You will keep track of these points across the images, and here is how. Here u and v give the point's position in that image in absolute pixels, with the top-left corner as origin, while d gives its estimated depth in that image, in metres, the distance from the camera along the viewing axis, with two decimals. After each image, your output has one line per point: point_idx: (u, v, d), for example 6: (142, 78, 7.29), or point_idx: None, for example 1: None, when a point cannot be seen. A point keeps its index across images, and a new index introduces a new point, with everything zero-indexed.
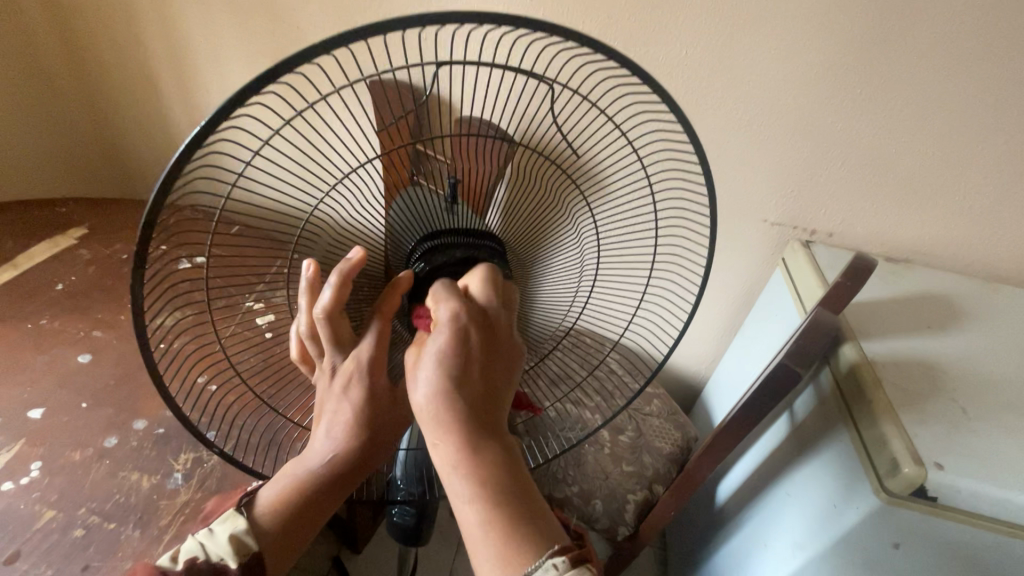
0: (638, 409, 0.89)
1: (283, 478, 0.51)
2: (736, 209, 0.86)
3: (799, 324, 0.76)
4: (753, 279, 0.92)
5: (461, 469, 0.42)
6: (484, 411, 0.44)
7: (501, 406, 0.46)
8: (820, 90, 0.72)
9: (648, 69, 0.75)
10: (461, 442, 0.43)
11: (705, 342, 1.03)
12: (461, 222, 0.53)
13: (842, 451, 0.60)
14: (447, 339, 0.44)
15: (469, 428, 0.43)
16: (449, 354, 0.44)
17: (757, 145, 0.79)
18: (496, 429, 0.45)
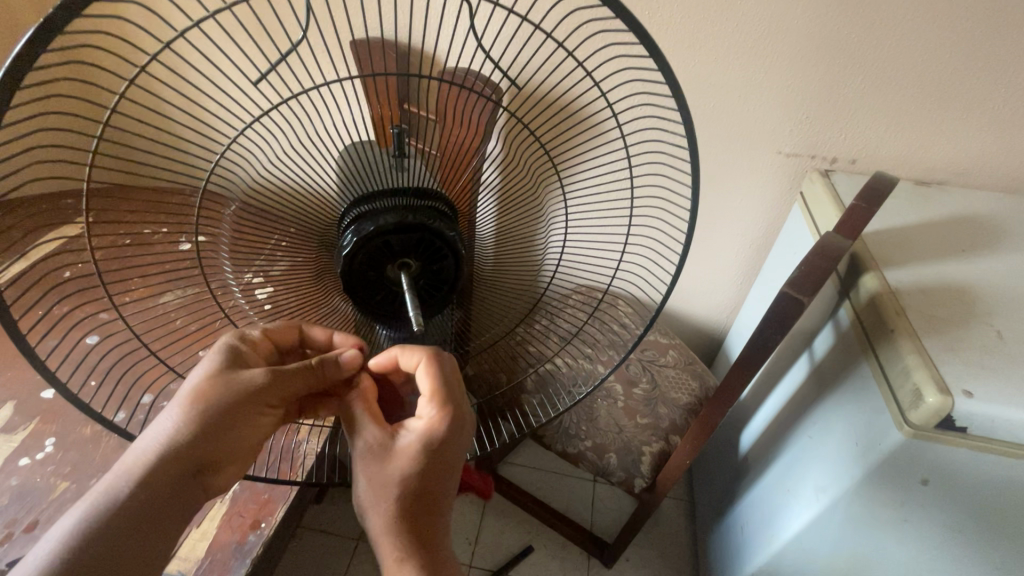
0: (652, 360, 0.87)
1: (166, 467, 0.41)
2: (745, 145, 0.79)
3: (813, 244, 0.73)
4: (771, 218, 0.87)
5: (387, 543, 0.42)
6: (423, 485, 0.43)
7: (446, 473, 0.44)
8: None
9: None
10: (392, 511, 0.42)
11: (724, 289, 0.99)
12: (410, 178, 0.45)
13: (864, 388, 0.56)
14: (414, 438, 0.44)
15: (404, 501, 0.42)
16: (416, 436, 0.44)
17: (765, 70, 0.72)
18: (431, 497, 0.43)
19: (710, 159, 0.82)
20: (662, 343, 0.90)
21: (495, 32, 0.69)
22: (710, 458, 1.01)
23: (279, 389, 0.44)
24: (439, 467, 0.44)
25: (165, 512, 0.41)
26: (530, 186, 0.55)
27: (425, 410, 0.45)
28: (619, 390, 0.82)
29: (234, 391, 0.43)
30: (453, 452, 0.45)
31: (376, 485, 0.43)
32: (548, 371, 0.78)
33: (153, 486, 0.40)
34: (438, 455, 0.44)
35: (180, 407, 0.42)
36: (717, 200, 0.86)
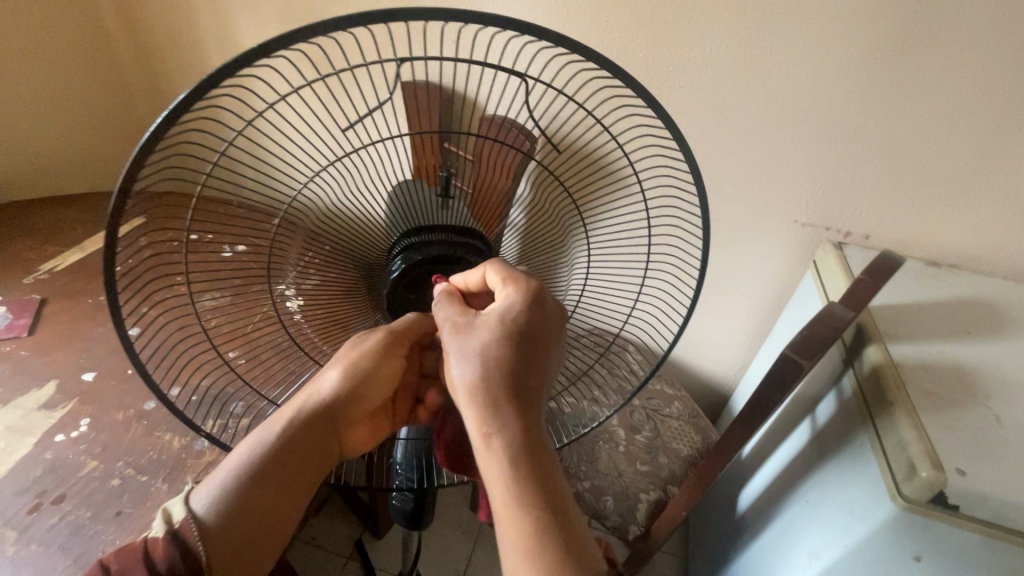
0: (657, 410, 0.88)
1: (313, 414, 0.49)
2: (759, 212, 0.83)
3: (821, 310, 0.76)
4: (783, 282, 0.89)
5: (472, 412, 0.44)
6: (524, 358, 0.45)
7: (542, 348, 0.47)
8: (844, 86, 0.70)
9: (670, 68, 0.75)
10: (481, 379, 0.44)
11: (733, 346, 1.00)
12: (454, 218, 0.52)
13: (860, 457, 0.57)
14: (502, 316, 0.46)
15: (496, 369, 0.44)
16: (505, 312, 0.46)
17: (784, 145, 0.77)
18: (524, 371, 0.45)
19: (728, 220, 0.86)
20: (668, 392, 0.92)
21: (524, 94, 0.77)
22: (707, 515, 1.01)
23: (393, 350, 0.51)
24: (534, 340, 0.46)
25: (310, 454, 0.48)
26: (555, 232, 0.59)
27: (505, 277, 0.47)
28: (622, 435, 0.84)
29: (361, 350, 0.51)
30: (546, 320, 0.47)
31: (464, 357, 0.45)
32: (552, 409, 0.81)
33: (300, 427, 0.48)
34: (534, 313, 0.46)
35: (329, 364, 0.51)
36: (731, 259, 0.89)
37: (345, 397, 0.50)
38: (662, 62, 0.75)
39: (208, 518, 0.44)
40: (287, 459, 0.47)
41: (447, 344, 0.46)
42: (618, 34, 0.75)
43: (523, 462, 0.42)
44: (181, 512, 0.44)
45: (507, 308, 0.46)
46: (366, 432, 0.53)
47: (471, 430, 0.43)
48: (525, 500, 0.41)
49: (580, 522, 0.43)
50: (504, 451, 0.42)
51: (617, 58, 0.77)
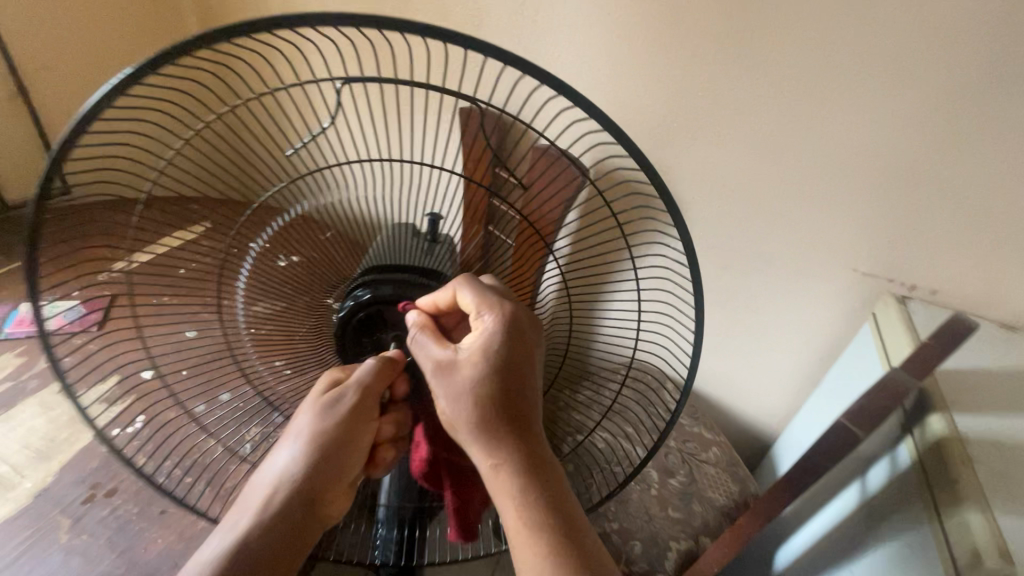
0: (693, 454, 0.85)
1: (278, 490, 0.52)
2: (811, 258, 0.82)
3: (881, 378, 0.69)
4: (837, 332, 0.85)
5: (479, 452, 0.51)
6: (508, 390, 0.52)
7: (525, 375, 0.53)
8: (899, 134, 0.69)
9: (731, 107, 0.77)
10: (476, 417, 0.51)
11: (777, 394, 0.96)
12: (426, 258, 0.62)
13: (922, 537, 0.53)
14: (478, 348, 0.53)
15: (486, 405, 0.51)
16: (484, 343, 0.53)
17: (843, 188, 0.76)
18: (515, 400, 0.52)
19: (780, 260, 0.85)
20: (706, 437, 0.89)
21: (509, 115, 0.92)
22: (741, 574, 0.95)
23: (361, 412, 0.54)
24: (515, 369, 0.53)
25: (275, 542, 0.50)
26: None
27: (480, 308, 0.54)
28: (654, 477, 0.82)
29: (331, 416, 0.53)
30: (525, 343, 0.54)
31: (453, 396, 0.52)
32: (584, 442, 0.82)
33: (264, 509, 0.51)
34: (511, 342, 0.53)
35: (295, 437, 0.54)
36: (781, 302, 0.87)
37: (301, 485, 0.52)
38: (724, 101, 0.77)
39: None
40: (254, 547, 0.49)
41: (434, 381, 0.53)
42: (674, 80, 0.79)
43: (523, 482, 0.50)
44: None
45: (487, 340, 0.53)
46: (339, 504, 0.56)
47: (480, 461, 0.51)
48: (539, 520, 0.49)
49: (590, 535, 0.50)
50: (512, 484, 0.50)
51: (677, 97, 0.80)
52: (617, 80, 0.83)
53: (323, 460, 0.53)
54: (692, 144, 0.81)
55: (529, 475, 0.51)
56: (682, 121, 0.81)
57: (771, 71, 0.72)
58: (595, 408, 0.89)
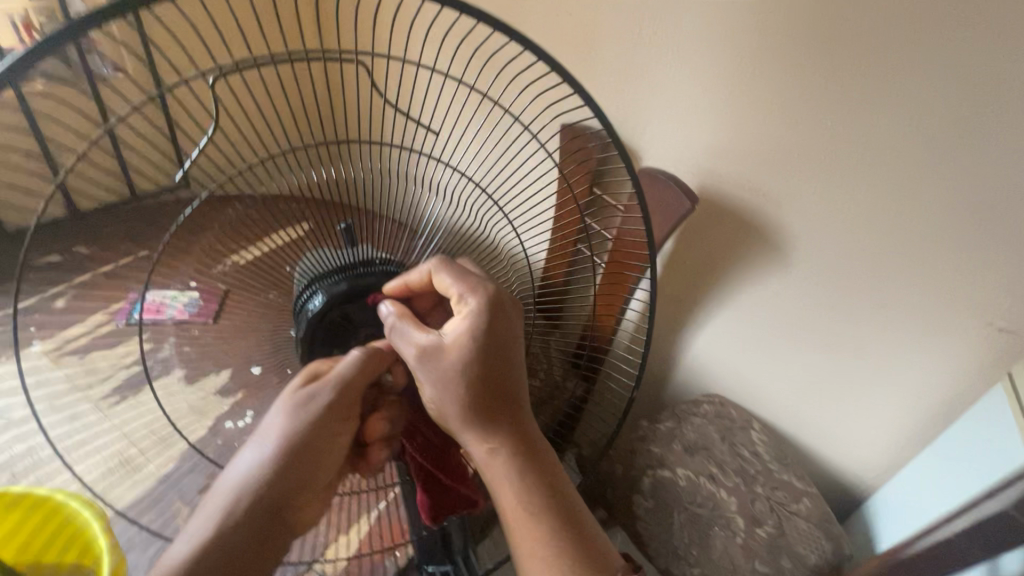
0: (782, 504, 0.80)
1: (256, 504, 0.53)
2: (931, 304, 0.75)
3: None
4: (960, 388, 0.77)
5: (480, 439, 0.58)
6: (489, 373, 0.57)
7: (506, 356, 0.58)
8: None
9: (857, 136, 0.71)
10: (467, 407, 0.57)
11: (879, 446, 0.88)
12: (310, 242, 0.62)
13: None
14: (460, 331, 0.57)
15: (475, 392, 0.57)
16: (473, 329, 0.56)
17: (984, 232, 0.68)
18: (508, 385, 0.58)
19: (897, 305, 0.77)
20: (796, 485, 0.83)
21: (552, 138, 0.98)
22: None
23: (339, 408, 0.57)
24: (495, 349, 0.57)
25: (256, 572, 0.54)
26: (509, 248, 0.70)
27: (461, 296, 0.57)
28: (740, 524, 0.78)
29: (307, 414, 0.55)
30: (502, 323, 0.58)
31: (441, 381, 0.57)
32: (665, 477, 0.83)
33: (235, 522, 0.52)
34: (489, 324, 0.57)
35: (266, 445, 0.55)
36: (893, 350, 0.80)
37: (266, 492, 0.54)
38: (848, 127, 0.71)
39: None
40: (233, 558, 0.51)
41: (421, 368, 0.58)
42: (794, 106, 0.74)
43: (524, 462, 0.58)
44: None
45: (467, 332, 0.57)
46: (314, 511, 0.58)
47: (477, 445, 0.58)
48: (539, 511, 0.57)
49: (579, 501, 0.59)
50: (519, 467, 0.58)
51: (792, 123, 0.75)
52: (723, 103, 0.79)
53: (302, 463, 0.56)
54: (806, 174, 0.76)
55: (532, 458, 0.59)
56: (797, 149, 0.76)
57: (889, 99, 0.67)
58: (675, 443, 0.86)
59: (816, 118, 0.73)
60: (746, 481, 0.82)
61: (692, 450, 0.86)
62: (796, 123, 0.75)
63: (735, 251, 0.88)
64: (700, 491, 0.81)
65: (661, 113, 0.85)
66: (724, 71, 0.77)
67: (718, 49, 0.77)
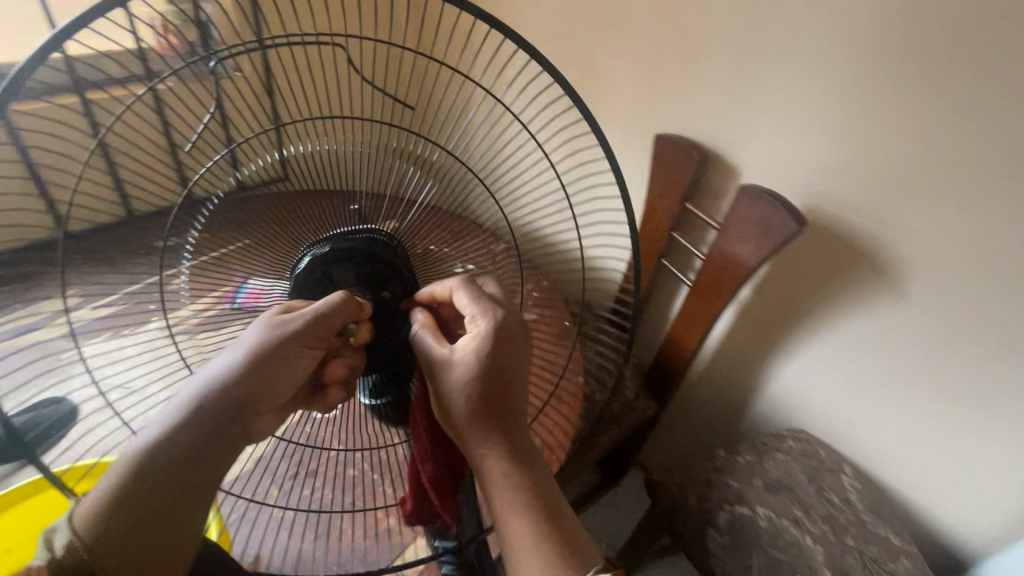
0: (876, 560, 0.73)
1: (211, 411, 0.46)
2: None
3: None
4: None
5: (480, 460, 0.51)
6: (496, 391, 0.52)
7: (513, 378, 0.53)
8: None
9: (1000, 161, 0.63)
10: (471, 426, 0.51)
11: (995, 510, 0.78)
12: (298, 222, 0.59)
13: None
14: (467, 348, 0.53)
15: (478, 410, 0.51)
16: (481, 345, 0.52)
17: None
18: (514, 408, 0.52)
19: None
20: (892, 542, 0.76)
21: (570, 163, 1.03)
22: None
23: (310, 333, 0.50)
24: (503, 368, 0.52)
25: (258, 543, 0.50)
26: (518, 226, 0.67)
27: (475, 312, 0.53)
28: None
29: (280, 332, 0.50)
30: (513, 344, 0.53)
31: (447, 398, 0.52)
32: (744, 514, 0.78)
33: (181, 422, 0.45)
34: (498, 342, 0.53)
35: (238, 354, 0.49)
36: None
37: (229, 394, 0.47)
38: (989, 150, 0.63)
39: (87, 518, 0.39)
40: (170, 475, 0.42)
41: (432, 379, 0.54)
42: (923, 124, 0.67)
43: (527, 490, 0.49)
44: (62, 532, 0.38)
45: (476, 350, 0.52)
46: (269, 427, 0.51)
47: (469, 455, 0.52)
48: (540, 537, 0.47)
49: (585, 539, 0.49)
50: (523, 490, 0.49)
51: (919, 144, 0.68)
52: (838, 118, 0.73)
53: (269, 377, 0.49)
54: (931, 200, 0.68)
55: (538, 482, 0.51)
56: (922, 172, 0.68)
57: None
58: (756, 479, 0.82)
59: (950, 139, 0.65)
60: (836, 530, 0.76)
61: (774, 489, 0.81)
62: (925, 143, 0.67)
63: (837, 279, 0.81)
64: (782, 534, 0.75)
65: (765, 126, 0.80)
66: (836, 90, 0.72)
67: (829, 66, 0.72)
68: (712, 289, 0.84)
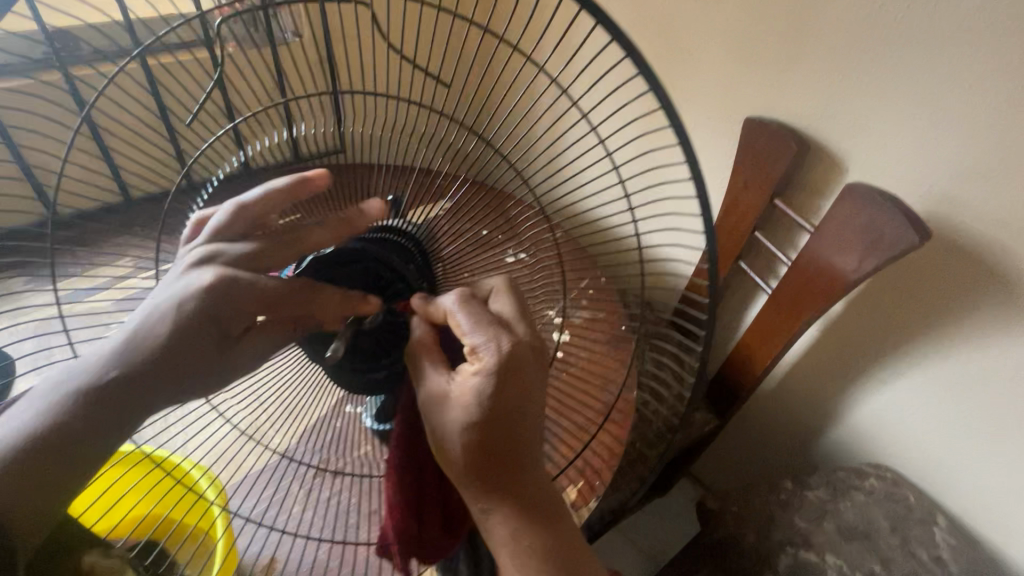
0: None
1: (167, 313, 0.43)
2: None
3: None
4: None
5: (485, 507, 0.46)
6: (504, 442, 0.45)
7: (524, 427, 0.45)
8: None
9: None
10: (472, 472, 0.45)
11: None
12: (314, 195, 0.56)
13: None
14: (467, 386, 0.45)
15: (484, 460, 0.45)
16: (483, 387, 0.44)
17: None
18: (524, 457, 0.46)
19: None
20: None
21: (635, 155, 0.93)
22: None
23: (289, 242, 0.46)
24: (514, 417, 0.44)
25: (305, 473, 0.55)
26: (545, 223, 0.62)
27: (481, 341, 0.45)
28: None
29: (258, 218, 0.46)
30: (528, 388, 0.45)
31: (445, 442, 0.45)
32: (810, 560, 0.70)
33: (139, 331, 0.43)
34: (508, 388, 0.44)
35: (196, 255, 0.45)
36: None
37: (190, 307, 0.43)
38: None
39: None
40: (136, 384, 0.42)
41: (427, 413, 0.46)
42: None
43: (539, 539, 0.47)
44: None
45: (483, 394, 0.44)
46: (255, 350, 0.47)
47: (471, 503, 0.47)
48: None
49: None
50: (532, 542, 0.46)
51: None
52: (977, 106, 0.59)
53: (179, 356, 0.43)
54: None
55: (548, 533, 0.47)
56: None
57: None
58: (827, 521, 0.72)
59: None
60: None
61: (847, 536, 0.71)
62: None
63: (955, 301, 0.67)
64: None
65: (881, 112, 0.66)
66: (989, 70, 0.57)
67: (981, 40, 0.57)
68: (798, 301, 0.73)
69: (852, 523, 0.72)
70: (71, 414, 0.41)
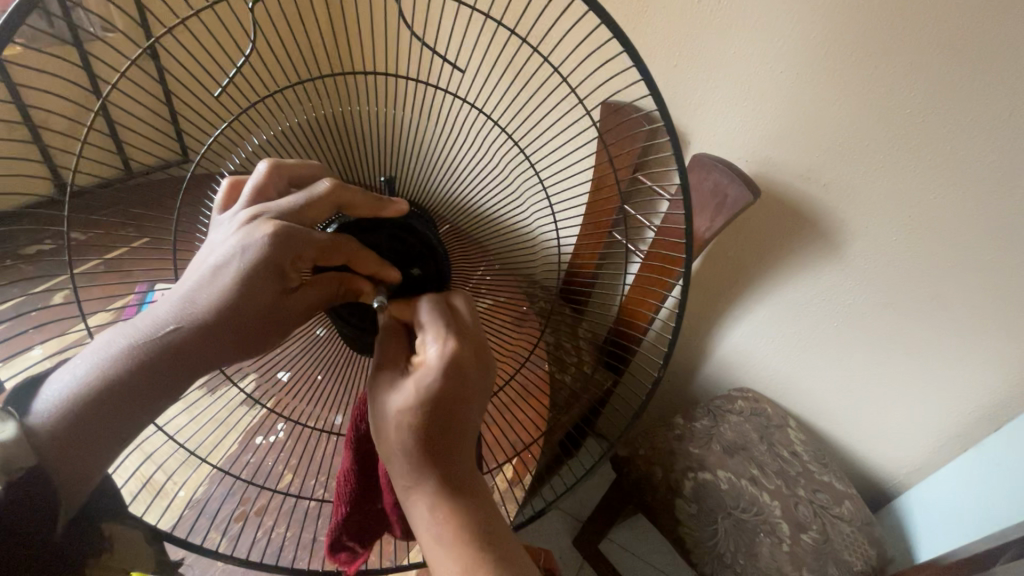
0: (825, 507, 0.79)
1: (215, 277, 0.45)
2: (982, 312, 0.70)
3: None
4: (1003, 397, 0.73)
5: (414, 481, 0.44)
6: (446, 420, 0.45)
7: (469, 409, 0.46)
8: None
9: (914, 123, 0.65)
10: (409, 446, 0.44)
11: (911, 446, 0.85)
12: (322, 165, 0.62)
13: None
14: (421, 369, 0.46)
15: (422, 436, 0.44)
16: (431, 370, 0.45)
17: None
18: (461, 436, 0.45)
19: (950, 312, 0.72)
20: (838, 487, 0.82)
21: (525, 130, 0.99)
22: None
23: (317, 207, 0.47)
24: (458, 398, 0.45)
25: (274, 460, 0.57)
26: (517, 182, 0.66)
27: (433, 335, 0.47)
28: (785, 530, 0.77)
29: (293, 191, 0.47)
30: (472, 374, 0.46)
31: (389, 419, 0.45)
32: (707, 480, 0.81)
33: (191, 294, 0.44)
34: (458, 374, 0.45)
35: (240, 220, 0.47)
36: (936, 356, 0.76)
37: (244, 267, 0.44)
38: (905, 119, 0.66)
39: (41, 430, 0.38)
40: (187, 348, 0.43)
41: (373, 393, 0.46)
42: (852, 96, 0.68)
43: (465, 514, 0.44)
44: (8, 427, 0.36)
45: (424, 379, 0.45)
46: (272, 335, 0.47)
47: (397, 478, 0.45)
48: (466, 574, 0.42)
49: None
50: (459, 518, 0.44)
51: (849, 110, 0.69)
52: (775, 85, 0.73)
53: (239, 316, 0.44)
54: (858, 165, 0.71)
55: (475, 512, 0.44)
56: (855, 140, 0.70)
57: (955, 94, 0.62)
58: (714, 444, 0.85)
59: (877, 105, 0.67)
60: (789, 483, 0.81)
61: (730, 450, 0.84)
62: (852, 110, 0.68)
63: (782, 244, 0.82)
64: (740, 491, 0.80)
65: (709, 93, 0.79)
66: (778, 56, 0.71)
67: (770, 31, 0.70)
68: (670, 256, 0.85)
69: (732, 439, 0.86)
70: (140, 361, 0.41)
